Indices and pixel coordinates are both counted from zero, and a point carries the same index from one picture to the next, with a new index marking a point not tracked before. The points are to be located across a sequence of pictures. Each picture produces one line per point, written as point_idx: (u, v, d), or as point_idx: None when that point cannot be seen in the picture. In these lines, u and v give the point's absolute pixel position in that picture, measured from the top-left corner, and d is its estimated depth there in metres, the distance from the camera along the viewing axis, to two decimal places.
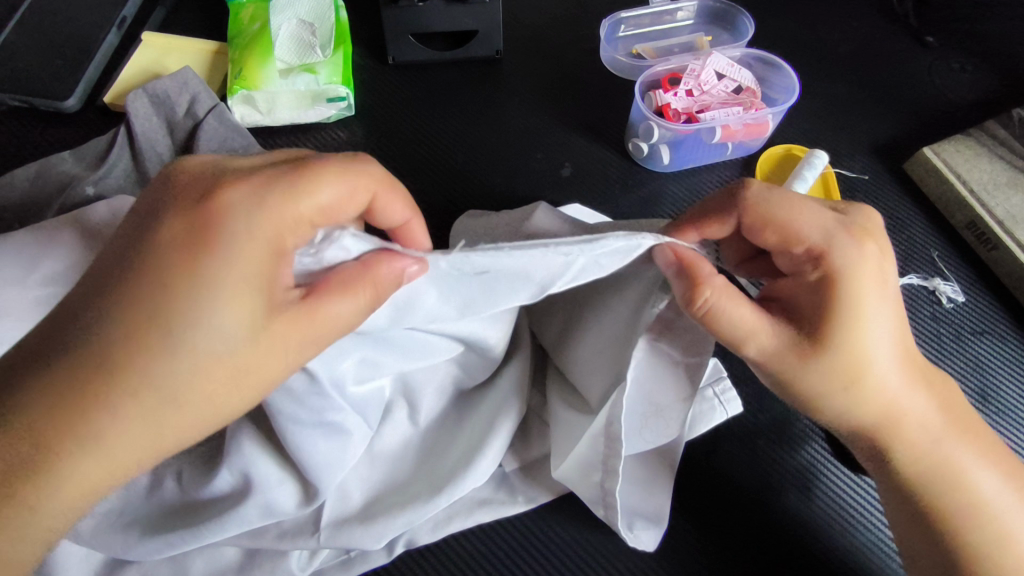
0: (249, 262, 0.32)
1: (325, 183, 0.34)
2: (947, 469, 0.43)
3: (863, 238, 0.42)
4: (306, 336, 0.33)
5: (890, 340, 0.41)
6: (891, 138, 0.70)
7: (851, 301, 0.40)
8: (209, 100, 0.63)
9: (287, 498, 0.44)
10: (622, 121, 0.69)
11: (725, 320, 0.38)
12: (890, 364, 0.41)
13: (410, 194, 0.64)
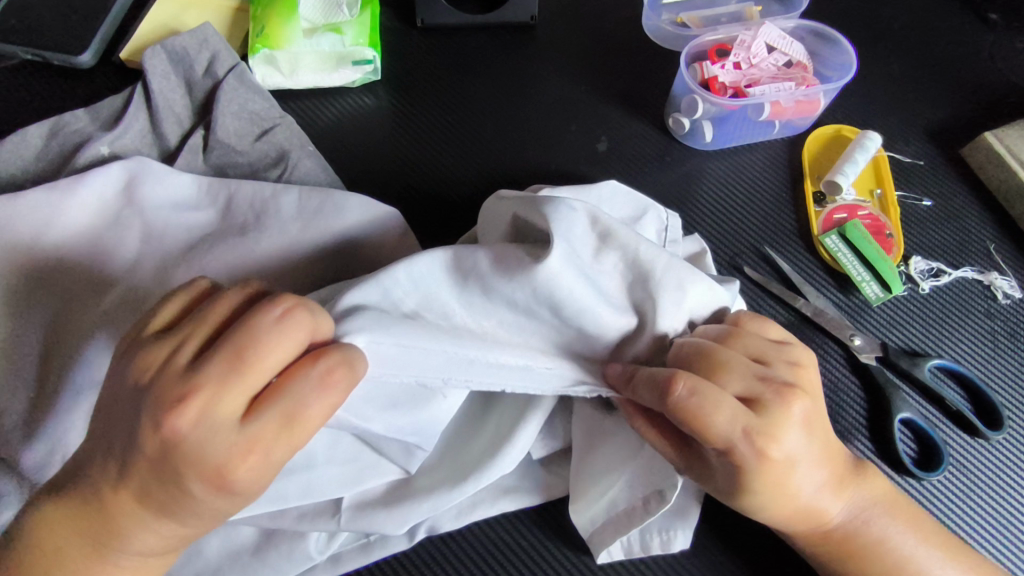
0: (196, 443, 0.31)
1: (272, 351, 0.32)
2: (885, 552, 0.40)
3: (793, 390, 0.37)
4: (295, 446, 0.33)
5: (805, 454, 0.37)
6: (949, 121, 0.65)
7: (768, 442, 0.36)
8: (229, 58, 0.59)
9: (329, 475, 0.43)
10: (663, 95, 0.65)
11: (708, 413, 0.35)
12: (805, 477, 0.38)
13: (437, 165, 0.61)
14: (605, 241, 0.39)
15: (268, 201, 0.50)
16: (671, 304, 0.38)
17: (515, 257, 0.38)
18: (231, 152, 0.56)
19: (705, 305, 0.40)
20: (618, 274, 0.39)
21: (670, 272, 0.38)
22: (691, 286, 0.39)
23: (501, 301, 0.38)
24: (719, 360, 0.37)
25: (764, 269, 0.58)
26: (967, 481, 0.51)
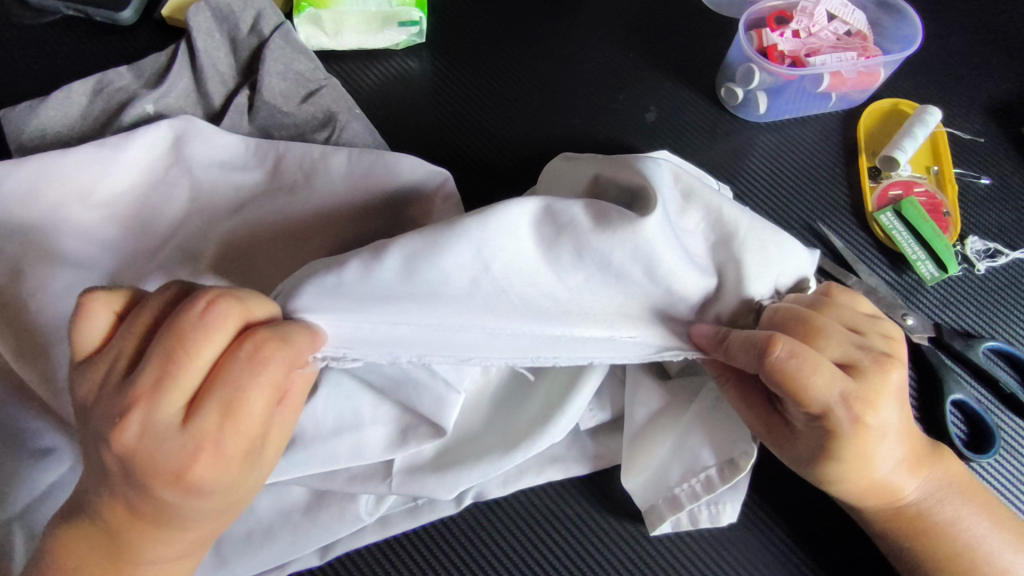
0: (145, 449, 0.30)
1: (201, 345, 0.30)
2: (953, 533, 0.40)
3: (892, 360, 0.36)
4: (247, 434, 0.31)
5: (896, 427, 0.37)
6: (1012, 97, 0.63)
7: (862, 410, 0.35)
8: (274, 16, 0.58)
9: (377, 439, 0.44)
10: (714, 65, 0.63)
11: (814, 378, 0.34)
12: (888, 452, 0.37)
13: (481, 131, 0.60)
14: (696, 200, 0.39)
15: (317, 161, 0.50)
16: (761, 266, 0.38)
17: (611, 214, 0.37)
18: (277, 114, 0.55)
19: (789, 273, 0.39)
20: (701, 233, 0.39)
21: (756, 235, 0.38)
22: (777, 252, 0.38)
23: (597, 263, 0.37)
24: (817, 325, 0.36)
25: (813, 244, 0.57)
26: (1017, 464, 0.50)
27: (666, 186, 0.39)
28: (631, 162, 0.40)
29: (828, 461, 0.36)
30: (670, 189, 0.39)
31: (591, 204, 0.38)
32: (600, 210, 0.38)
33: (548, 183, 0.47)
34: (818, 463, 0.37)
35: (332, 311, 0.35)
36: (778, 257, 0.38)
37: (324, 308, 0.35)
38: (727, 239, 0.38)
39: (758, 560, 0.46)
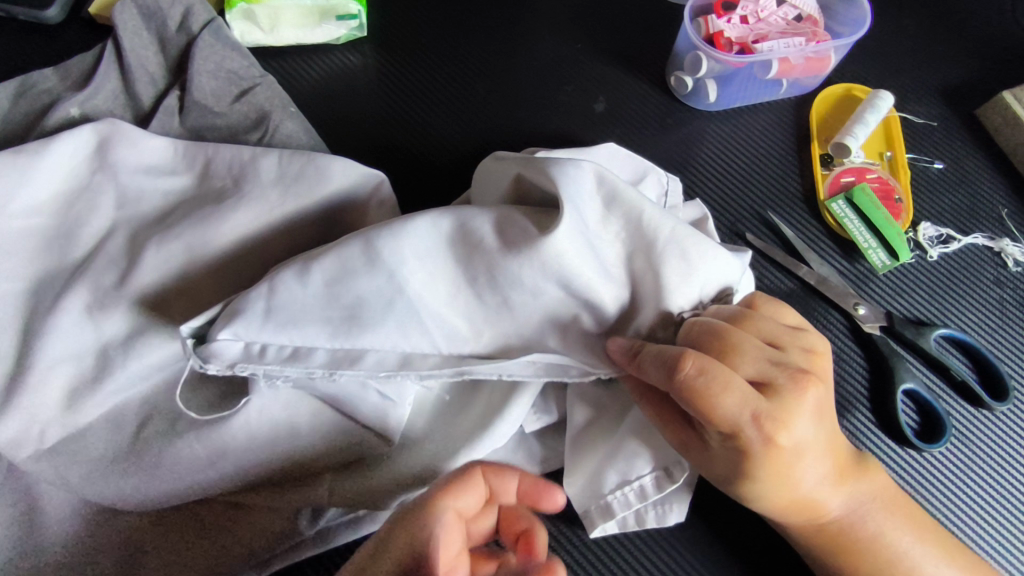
0: None
1: None
2: (878, 545, 0.41)
3: (808, 377, 0.37)
4: None
5: (814, 442, 0.37)
6: (964, 79, 0.62)
7: (776, 429, 0.35)
8: (204, 12, 0.56)
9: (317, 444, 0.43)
10: (664, 53, 0.62)
11: (722, 395, 0.34)
12: (810, 468, 0.38)
13: (425, 127, 0.58)
14: (614, 208, 0.38)
15: (247, 163, 0.48)
16: (679, 279, 0.37)
17: (521, 229, 0.38)
18: (208, 114, 0.53)
19: (713, 281, 0.38)
20: (619, 241, 0.38)
21: (675, 244, 0.37)
22: (699, 264, 0.37)
23: (507, 277, 0.37)
24: (733, 342, 0.36)
25: (764, 234, 0.56)
26: (969, 453, 0.50)
27: (586, 191, 0.38)
28: (548, 163, 0.39)
29: (745, 480, 0.37)
30: (590, 194, 0.38)
31: (504, 213, 0.39)
32: (512, 222, 0.38)
33: (479, 180, 0.45)
34: (735, 482, 0.38)
35: (254, 321, 0.37)
36: (698, 268, 0.37)
37: (248, 318, 0.37)
38: (643, 249, 0.38)
39: (706, 560, 0.45)
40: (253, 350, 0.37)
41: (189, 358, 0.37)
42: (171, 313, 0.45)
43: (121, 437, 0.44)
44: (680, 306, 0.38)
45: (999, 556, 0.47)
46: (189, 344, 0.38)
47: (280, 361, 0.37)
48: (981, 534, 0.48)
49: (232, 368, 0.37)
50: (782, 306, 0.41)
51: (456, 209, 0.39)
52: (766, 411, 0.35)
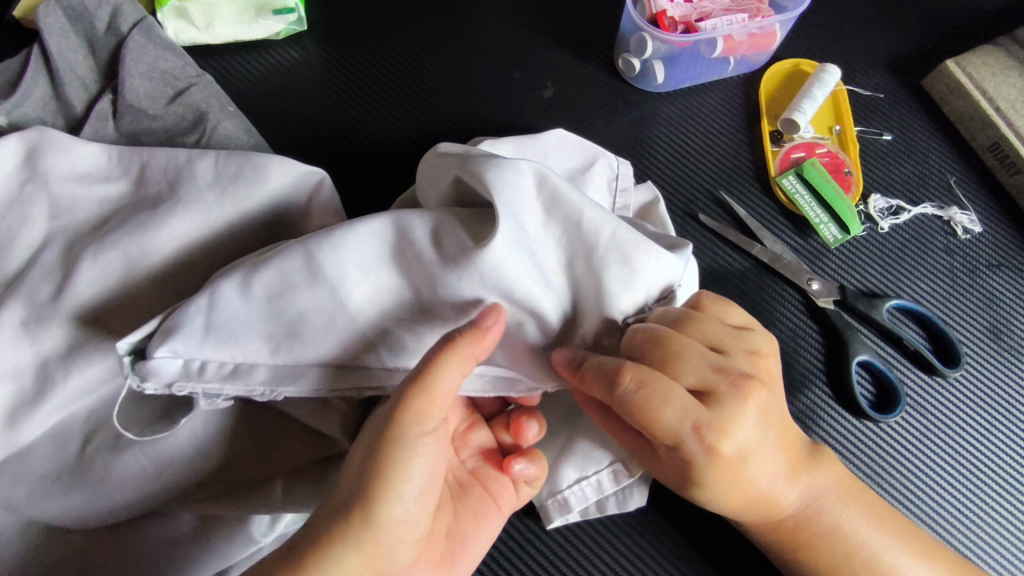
0: None
1: None
2: (835, 537, 0.41)
3: (752, 383, 0.37)
4: None
5: (760, 444, 0.37)
6: (910, 49, 0.62)
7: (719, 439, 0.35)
8: (134, 11, 0.54)
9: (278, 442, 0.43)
10: (611, 35, 0.61)
11: (662, 408, 0.34)
12: (760, 467, 0.38)
13: (371, 122, 0.57)
14: (553, 214, 0.38)
15: (182, 166, 0.46)
16: (622, 284, 0.37)
17: (458, 235, 0.37)
18: (144, 118, 0.51)
19: (660, 282, 0.38)
20: (558, 234, 0.38)
21: (617, 247, 0.37)
22: (643, 267, 0.37)
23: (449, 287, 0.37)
24: (675, 350, 0.36)
25: (717, 214, 0.56)
26: (924, 420, 0.50)
27: (525, 195, 0.38)
28: (486, 165, 0.38)
29: (697, 484, 0.38)
30: (529, 198, 0.38)
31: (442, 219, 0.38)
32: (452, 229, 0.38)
33: (421, 176, 0.44)
34: (687, 485, 0.38)
35: (193, 338, 0.36)
36: (641, 270, 0.37)
37: (187, 334, 0.36)
38: (585, 253, 0.37)
39: (666, 544, 0.45)
40: (192, 367, 0.36)
41: (127, 378, 0.36)
42: (110, 326, 0.43)
43: (68, 454, 0.43)
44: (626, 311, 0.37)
45: (955, 522, 0.48)
46: (127, 362, 0.36)
47: (219, 379, 0.36)
48: (937, 504, 0.48)
49: (170, 387, 0.36)
50: (728, 304, 0.41)
51: (395, 219, 0.39)
52: (709, 419, 0.35)
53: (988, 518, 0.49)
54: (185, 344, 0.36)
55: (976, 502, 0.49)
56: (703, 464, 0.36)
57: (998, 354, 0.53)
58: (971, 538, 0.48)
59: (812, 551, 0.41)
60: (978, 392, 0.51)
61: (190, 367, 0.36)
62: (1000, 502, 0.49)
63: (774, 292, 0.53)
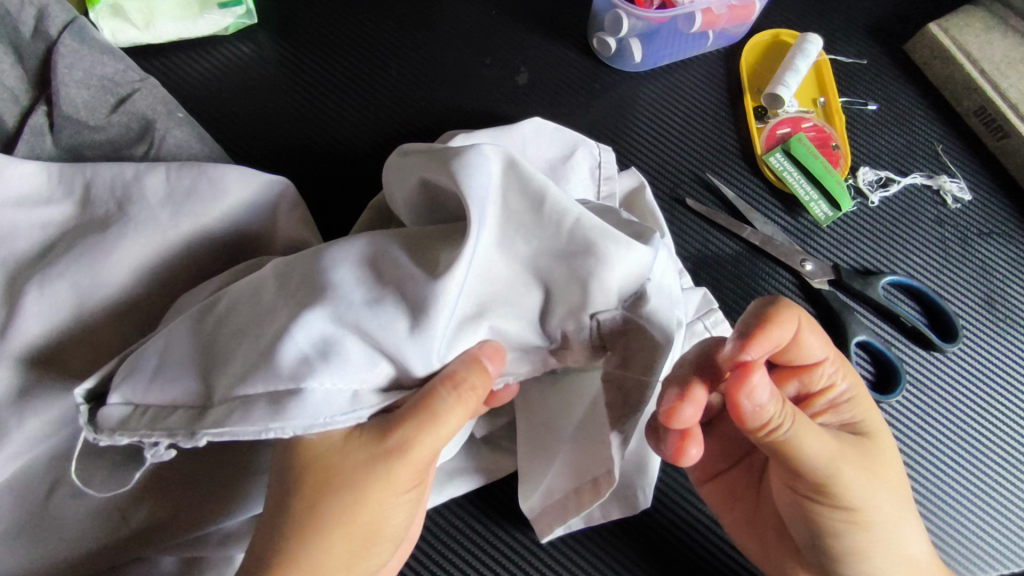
0: None
1: None
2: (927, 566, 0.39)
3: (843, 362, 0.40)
4: None
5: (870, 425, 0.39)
6: (890, 13, 0.60)
7: (865, 420, 0.39)
8: (62, 12, 0.49)
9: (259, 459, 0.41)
10: (583, 13, 0.58)
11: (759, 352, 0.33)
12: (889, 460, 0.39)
13: (336, 120, 0.53)
14: (515, 203, 0.34)
15: (131, 184, 0.42)
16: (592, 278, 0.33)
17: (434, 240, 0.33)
18: (83, 130, 0.46)
19: (636, 280, 0.34)
20: (525, 229, 0.34)
21: (581, 238, 0.33)
22: (616, 262, 0.33)
23: (425, 298, 0.32)
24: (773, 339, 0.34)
25: (705, 197, 0.54)
26: (924, 397, 0.50)
27: (492, 189, 0.34)
28: (447, 162, 0.34)
29: (876, 469, 0.37)
30: (496, 189, 0.34)
31: (411, 236, 0.34)
32: (429, 243, 0.34)
33: (387, 182, 0.40)
34: (868, 489, 0.36)
35: (142, 381, 0.34)
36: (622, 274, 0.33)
37: (137, 379, 0.34)
38: (555, 249, 0.33)
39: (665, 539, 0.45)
40: (140, 413, 0.33)
41: (82, 429, 0.33)
42: (70, 363, 0.40)
43: (33, 505, 0.40)
44: (601, 314, 0.34)
45: (959, 495, 0.48)
46: (84, 410, 0.34)
47: (149, 426, 0.33)
48: (960, 484, 0.48)
49: (112, 436, 0.33)
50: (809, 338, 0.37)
51: (371, 236, 0.34)
52: (852, 405, 0.39)
53: (994, 491, 0.48)
54: (138, 387, 0.33)
55: (981, 475, 0.48)
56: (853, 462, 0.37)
57: (994, 323, 0.52)
58: (977, 511, 0.47)
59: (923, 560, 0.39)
60: (976, 364, 0.51)
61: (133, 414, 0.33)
62: (1005, 473, 0.48)
63: (765, 273, 0.52)
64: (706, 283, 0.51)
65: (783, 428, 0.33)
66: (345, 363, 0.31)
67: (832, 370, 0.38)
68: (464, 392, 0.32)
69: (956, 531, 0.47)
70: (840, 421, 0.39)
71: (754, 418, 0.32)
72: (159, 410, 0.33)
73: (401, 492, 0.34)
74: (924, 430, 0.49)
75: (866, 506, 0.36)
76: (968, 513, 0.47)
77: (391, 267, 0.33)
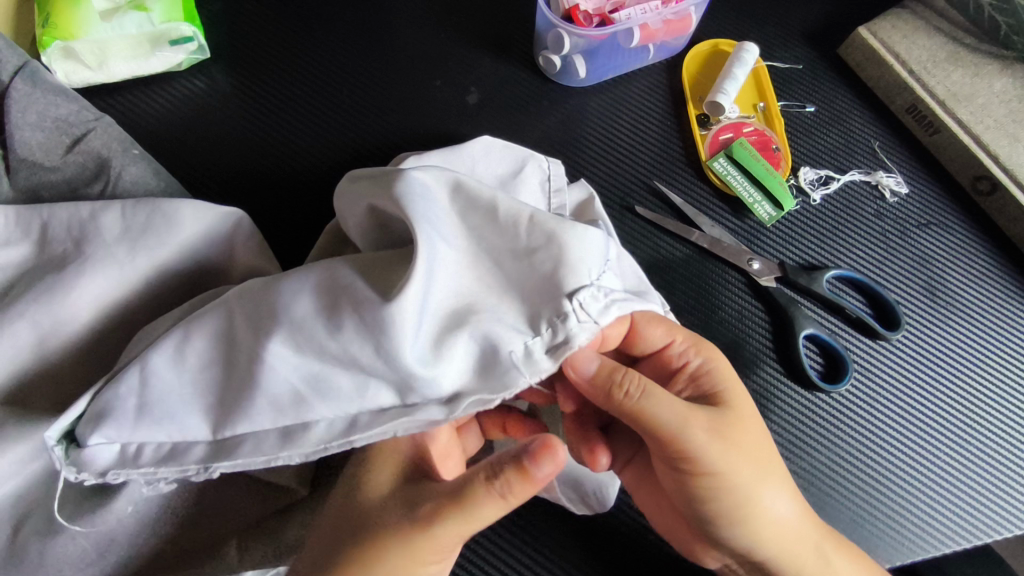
0: None
1: None
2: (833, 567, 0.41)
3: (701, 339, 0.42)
4: None
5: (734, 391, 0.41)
6: (823, 19, 0.63)
7: (727, 393, 0.41)
8: (15, 58, 0.49)
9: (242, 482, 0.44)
10: (529, 33, 0.60)
11: (660, 408, 0.36)
12: (756, 431, 0.40)
13: (292, 149, 0.55)
14: (470, 220, 0.36)
15: (87, 223, 0.43)
16: (552, 261, 0.33)
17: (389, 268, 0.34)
18: (39, 171, 0.47)
19: (596, 258, 0.34)
20: (479, 234, 0.35)
21: (538, 230, 0.34)
22: (573, 242, 0.34)
23: (381, 317, 0.32)
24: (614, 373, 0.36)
25: (654, 205, 0.55)
26: (872, 385, 0.52)
27: (438, 207, 0.36)
28: (391, 185, 0.35)
29: (738, 438, 0.39)
30: (444, 209, 0.36)
31: (365, 260, 0.35)
32: (386, 266, 0.34)
33: (337, 208, 0.42)
34: (733, 448, 0.38)
35: (125, 422, 0.34)
36: (583, 255, 0.33)
37: (118, 418, 0.34)
38: (510, 249, 0.34)
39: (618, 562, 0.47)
40: (124, 450, 0.35)
41: (61, 470, 0.34)
42: (32, 400, 0.41)
43: None
44: (579, 295, 0.33)
45: (909, 478, 0.50)
46: (60, 451, 0.35)
47: (148, 463, 0.34)
48: (909, 468, 0.50)
49: (106, 475, 0.34)
50: (654, 324, 0.39)
51: (325, 263, 0.36)
52: (712, 377, 0.41)
53: (944, 471, 0.50)
54: (118, 423, 0.34)
55: (929, 457, 0.50)
56: (718, 441, 0.38)
57: (934, 311, 0.54)
58: (926, 494, 0.49)
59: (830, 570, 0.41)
60: (920, 350, 0.53)
61: (123, 448, 0.35)
62: (954, 453, 0.50)
63: (716, 279, 0.53)
64: (658, 287, 0.53)
65: (632, 397, 0.36)
66: (336, 392, 0.33)
67: (685, 348, 0.41)
68: (505, 493, 0.34)
69: (906, 510, 0.49)
70: (700, 393, 0.41)
71: (597, 383, 0.36)
72: (151, 444, 0.35)
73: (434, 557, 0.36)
74: (873, 419, 0.51)
75: (725, 469, 0.38)
76: (918, 496, 0.49)
77: (344, 290, 0.34)
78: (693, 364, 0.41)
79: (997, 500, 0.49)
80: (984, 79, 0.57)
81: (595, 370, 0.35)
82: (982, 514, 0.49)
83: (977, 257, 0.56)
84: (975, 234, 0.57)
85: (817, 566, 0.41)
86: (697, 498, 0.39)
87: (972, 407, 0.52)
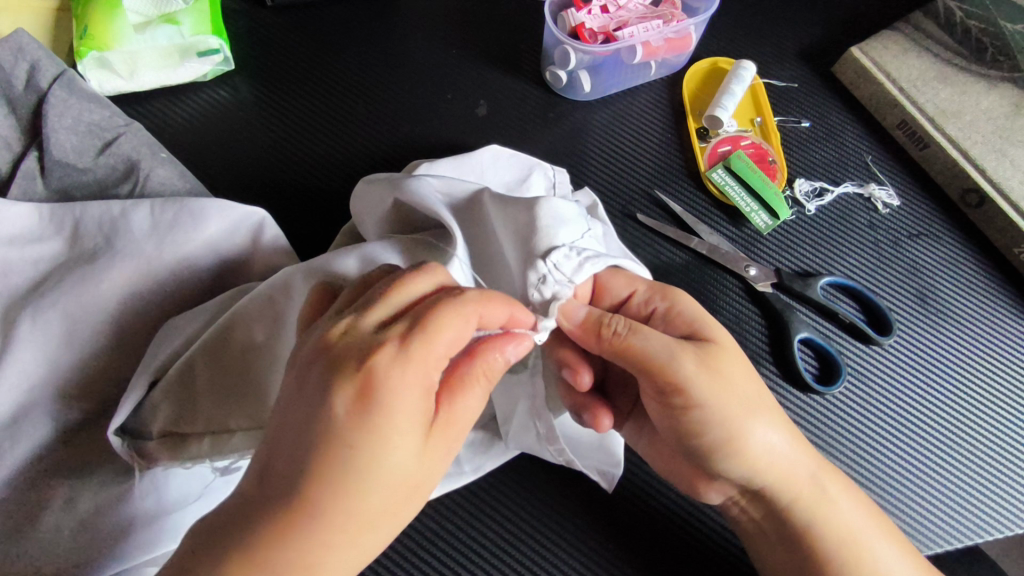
0: None
1: None
2: (827, 519, 0.42)
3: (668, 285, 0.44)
4: None
5: (713, 329, 0.43)
6: (818, 40, 0.66)
7: (710, 333, 0.42)
8: (52, 66, 0.52)
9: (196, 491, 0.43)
10: (536, 50, 0.63)
11: (646, 343, 0.40)
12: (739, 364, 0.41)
13: (308, 155, 0.57)
14: (480, 210, 0.43)
15: (117, 219, 0.45)
16: (528, 230, 0.39)
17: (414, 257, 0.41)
18: (72, 172, 0.50)
19: (565, 223, 0.40)
20: (485, 217, 0.42)
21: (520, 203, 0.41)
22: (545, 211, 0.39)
23: None
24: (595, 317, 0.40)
25: (656, 213, 0.58)
26: (866, 387, 0.53)
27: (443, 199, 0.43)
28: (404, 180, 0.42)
29: (719, 367, 0.40)
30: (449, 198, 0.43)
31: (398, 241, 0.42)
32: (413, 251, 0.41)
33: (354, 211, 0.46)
34: (713, 377, 0.40)
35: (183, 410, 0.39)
36: (555, 223, 0.39)
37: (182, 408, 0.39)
38: (501, 227, 0.41)
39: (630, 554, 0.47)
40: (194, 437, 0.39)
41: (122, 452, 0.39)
42: (63, 387, 0.43)
43: None
44: (552, 257, 0.38)
45: (904, 478, 0.51)
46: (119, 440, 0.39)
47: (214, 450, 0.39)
48: (904, 469, 0.51)
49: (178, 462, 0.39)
50: (613, 275, 0.43)
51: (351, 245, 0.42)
52: (686, 320, 0.43)
53: (938, 468, 0.51)
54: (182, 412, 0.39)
55: (924, 456, 0.52)
56: (698, 371, 0.40)
57: (927, 318, 0.56)
58: (922, 492, 0.51)
59: (827, 525, 0.42)
60: (911, 355, 0.55)
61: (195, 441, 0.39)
62: (948, 452, 0.52)
63: (718, 282, 0.56)
64: None
65: (619, 334, 0.40)
66: None
67: (647, 297, 0.43)
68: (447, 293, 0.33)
69: (902, 508, 0.50)
70: (680, 332, 0.42)
71: (586, 327, 0.40)
72: (216, 435, 0.39)
73: (380, 486, 0.29)
74: (868, 422, 0.52)
75: (711, 401, 0.39)
76: (913, 493, 0.51)
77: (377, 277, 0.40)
78: (660, 309, 0.43)
79: (992, 497, 0.51)
80: (971, 97, 0.60)
81: (579, 314, 0.40)
82: (978, 512, 0.50)
83: (967, 267, 0.58)
84: (965, 244, 0.59)
85: (814, 496, 0.42)
86: (692, 432, 0.41)
87: (966, 408, 0.53)
